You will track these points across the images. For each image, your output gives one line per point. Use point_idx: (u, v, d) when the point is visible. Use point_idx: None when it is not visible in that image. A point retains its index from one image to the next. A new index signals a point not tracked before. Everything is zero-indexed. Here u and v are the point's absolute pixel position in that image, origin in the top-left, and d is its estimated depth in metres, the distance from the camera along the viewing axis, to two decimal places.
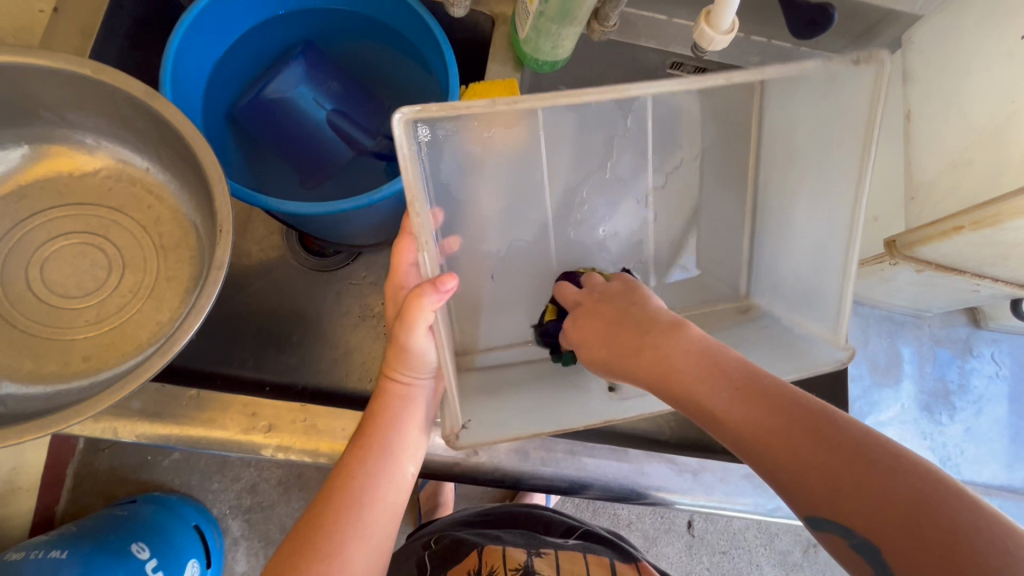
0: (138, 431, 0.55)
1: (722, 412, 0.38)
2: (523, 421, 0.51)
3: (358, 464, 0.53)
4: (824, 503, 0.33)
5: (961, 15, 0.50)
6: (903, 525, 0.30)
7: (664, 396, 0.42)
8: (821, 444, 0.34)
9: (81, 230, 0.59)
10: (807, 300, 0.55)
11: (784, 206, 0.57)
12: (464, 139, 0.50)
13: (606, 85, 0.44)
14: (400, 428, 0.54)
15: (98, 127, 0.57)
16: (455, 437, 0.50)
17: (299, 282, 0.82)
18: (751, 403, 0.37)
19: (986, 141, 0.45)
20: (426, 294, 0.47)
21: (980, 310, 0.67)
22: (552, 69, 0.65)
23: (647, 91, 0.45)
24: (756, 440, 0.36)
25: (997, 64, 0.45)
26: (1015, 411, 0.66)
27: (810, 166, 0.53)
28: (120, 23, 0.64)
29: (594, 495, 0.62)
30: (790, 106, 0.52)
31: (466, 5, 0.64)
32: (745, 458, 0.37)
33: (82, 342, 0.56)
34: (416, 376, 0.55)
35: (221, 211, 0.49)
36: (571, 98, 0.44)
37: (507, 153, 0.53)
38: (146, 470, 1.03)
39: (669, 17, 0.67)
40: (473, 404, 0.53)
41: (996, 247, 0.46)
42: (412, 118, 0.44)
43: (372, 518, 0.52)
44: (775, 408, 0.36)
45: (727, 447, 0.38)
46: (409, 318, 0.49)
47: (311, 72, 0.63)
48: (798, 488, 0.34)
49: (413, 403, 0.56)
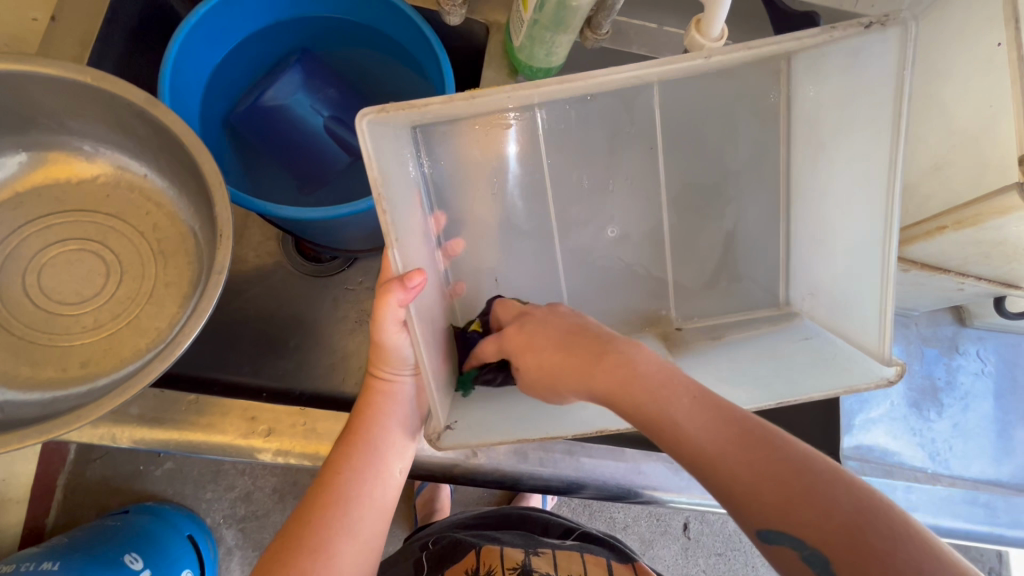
0: (137, 436, 0.55)
1: (674, 417, 0.38)
2: (519, 425, 0.52)
3: (344, 461, 0.53)
4: (772, 510, 0.33)
5: (942, 21, 0.52)
6: (849, 529, 0.31)
7: (616, 401, 0.42)
8: (770, 455, 0.35)
9: (78, 237, 0.59)
10: (849, 310, 0.50)
11: (817, 181, 0.52)
12: (461, 143, 0.55)
13: (565, 78, 0.42)
14: (384, 424, 0.55)
15: (96, 133, 0.58)
16: (437, 437, 0.49)
17: (295, 288, 0.83)
18: (709, 411, 0.38)
19: (965, 145, 0.47)
20: (394, 290, 0.46)
21: (965, 309, 0.69)
22: (547, 75, 0.66)
23: (614, 77, 0.43)
24: (712, 452, 0.36)
25: (976, 68, 0.47)
26: (1001, 407, 0.67)
27: (840, 153, 0.49)
28: (117, 32, 0.65)
29: (588, 494, 0.63)
30: (819, 84, 0.49)
31: (462, 13, 0.65)
32: (697, 474, 0.37)
33: (80, 348, 0.56)
34: (394, 373, 0.56)
35: (221, 216, 0.49)
36: (530, 90, 0.45)
37: (501, 157, 0.56)
38: (139, 480, 1.02)
39: (659, 25, 0.69)
40: (472, 409, 0.54)
41: (977, 246, 0.48)
42: (376, 119, 0.43)
43: (361, 512, 0.52)
44: (729, 421, 0.37)
45: (682, 460, 0.37)
46: (382, 310, 0.48)
47: (308, 79, 0.65)
48: (745, 499, 0.34)
49: (397, 400, 0.56)
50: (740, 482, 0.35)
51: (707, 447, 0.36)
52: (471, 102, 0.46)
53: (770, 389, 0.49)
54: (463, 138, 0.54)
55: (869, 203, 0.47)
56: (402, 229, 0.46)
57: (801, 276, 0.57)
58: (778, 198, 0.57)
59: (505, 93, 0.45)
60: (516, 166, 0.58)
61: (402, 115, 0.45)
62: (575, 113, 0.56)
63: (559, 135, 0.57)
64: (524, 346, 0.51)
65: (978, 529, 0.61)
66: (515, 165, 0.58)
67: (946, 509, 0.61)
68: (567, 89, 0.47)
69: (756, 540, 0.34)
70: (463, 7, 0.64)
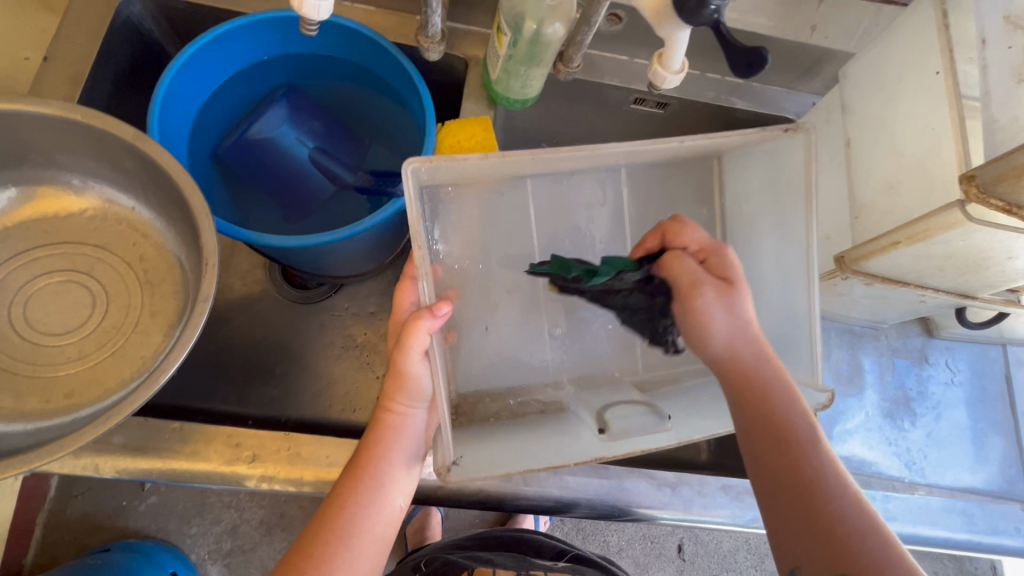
0: (119, 466, 0.54)
1: (818, 472, 0.49)
2: (521, 457, 0.54)
3: (350, 494, 0.53)
4: (859, 569, 0.44)
5: (886, 54, 0.56)
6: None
7: (768, 427, 0.51)
8: (869, 529, 0.46)
9: (65, 269, 0.60)
10: (788, 350, 0.59)
11: (752, 248, 0.62)
12: (465, 206, 0.58)
13: (580, 146, 0.50)
14: (391, 459, 0.54)
15: (85, 168, 0.59)
16: (444, 472, 0.50)
17: (281, 315, 0.84)
18: (846, 483, 0.48)
19: (913, 167, 0.50)
20: (422, 318, 0.49)
21: (932, 320, 0.72)
22: (522, 106, 0.69)
23: (617, 149, 0.51)
24: (829, 503, 0.47)
25: (920, 96, 0.50)
26: (971, 415, 0.69)
27: (775, 221, 0.58)
28: (106, 71, 0.67)
29: (581, 514, 0.63)
30: (745, 174, 0.59)
31: (441, 50, 0.67)
32: (806, 511, 0.47)
33: (65, 378, 0.56)
34: (409, 405, 0.56)
35: (207, 246, 0.51)
36: (551, 155, 0.51)
37: (501, 214, 0.61)
38: (121, 517, 1.00)
39: (630, 57, 0.73)
40: (465, 440, 0.55)
41: (931, 259, 0.50)
42: (420, 167, 0.50)
43: (362, 547, 0.53)
44: (850, 493, 0.48)
45: (799, 496, 0.48)
46: (406, 345, 0.50)
47: (294, 113, 0.67)
48: (836, 551, 0.45)
49: (405, 433, 0.56)
50: (850, 539, 0.45)
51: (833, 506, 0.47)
52: (502, 163, 0.52)
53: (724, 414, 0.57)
54: (467, 205, 0.58)
55: (794, 260, 0.57)
56: (427, 265, 0.51)
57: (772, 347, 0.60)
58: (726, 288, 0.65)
59: (530, 156, 0.51)
60: (512, 221, 0.62)
61: (448, 168, 0.51)
62: (557, 187, 0.61)
63: (540, 197, 0.61)
64: (732, 279, 0.55)
65: (958, 537, 0.62)
66: (512, 222, 0.62)
67: (923, 518, 0.62)
68: (567, 157, 0.53)
69: None
70: (441, 43, 0.66)
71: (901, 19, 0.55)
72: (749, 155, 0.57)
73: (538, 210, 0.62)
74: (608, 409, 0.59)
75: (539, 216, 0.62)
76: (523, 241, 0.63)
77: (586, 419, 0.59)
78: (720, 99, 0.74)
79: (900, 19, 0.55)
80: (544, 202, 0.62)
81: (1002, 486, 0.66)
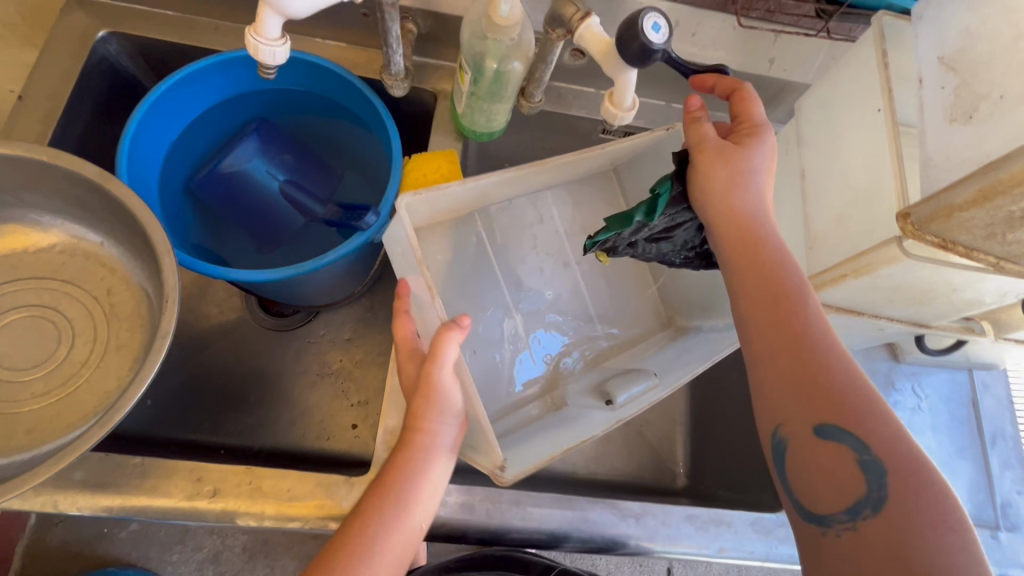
0: (79, 503, 0.54)
1: (804, 324, 0.48)
2: (557, 443, 0.57)
3: (375, 510, 0.50)
4: (838, 416, 0.44)
5: (835, 88, 0.58)
6: (895, 456, 0.42)
7: (756, 284, 0.50)
8: (849, 383, 0.46)
9: (31, 304, 0.60)
10: (710, 308, 0.67)
11: None
12: (433, 248, 0.63)
13: (533, 161, 0.58)
14: (419, 480, 0.51)
15: (53, 205, 0.60)
16: (500, 473, 0.52)
17: (257, 341, 0.84)
18: (834, 338, 0.48)
19: (860, 201, 0.51)
20: (450, 332, 0.50)
21: (897, 345, 0.73)
22: (490, 138, 0.71)
23: (564, 160, 0.60)
24: (810, 356, 0.47)
25: (865, 131, 0.52)
26: (940, 441, 0.69)
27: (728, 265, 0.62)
28: (81, 108, 0.69)
29: (573, 549, 0.62)
30: (641, 176, 0.68)
31: (405, 86, 0.68)
32: (787, 361, 0.47)
33: (27, 415, 0.56)
34: (439, 422, 0.52)
35: (168, 282, 0.52)
36: (515, 173, 0.59)
37: (469, 248, 0.66)
38: (101, 544, 0.99)
39: (596, 89, 0.75)
40: (512, 446, 0.59)
41: (880, 290, 0.51)
42: (412, 202, 0.55)
43: (383, 564, 0.49)
44: (833, 350, 0.47)
45: (780, 345, 0.48)
46: (436, 362, 0.50)
47: (265, 146, 0.68)
48: (820, 403, 0.45)
49: (434, 453, 0.52)
50: (834, 392, 0.45)
51: (817, 356, 0.46)
52: (474, 188, 0.59)
53: (674, 365, 0.66)
54: (439, 241, 0.63)
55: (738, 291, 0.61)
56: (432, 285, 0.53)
57: (702, 309, 0.68)
58: (651, 280, 0.74)
59: (500, 175, 0.58)
60: (477, 258, 0.66)
61: (429, 201, 0.57)
62: (501, 215, 0.68)
63: (491, 231, 0.67)
64: (744, 143, 0.53)
65: None
66: (477, 258, 0.66)
67: None
68: (520, 177, 0.61)
69: (818, 437, 0.44)
70: (405, 80, 0.67)
71: (848, 55, 0.57)
72: (639, 160, 0.67)
73: (493, 244, 0.67)
74: (604, 385, 0.66)
75: (495, 251, 0.68)
76: (490, 275, 0.67)
77: (588, 401, 0.65)
78: None
79: (847, 55, 0.57)
80: (503, 230, 0.68)
81: (973, 513, 0.66)
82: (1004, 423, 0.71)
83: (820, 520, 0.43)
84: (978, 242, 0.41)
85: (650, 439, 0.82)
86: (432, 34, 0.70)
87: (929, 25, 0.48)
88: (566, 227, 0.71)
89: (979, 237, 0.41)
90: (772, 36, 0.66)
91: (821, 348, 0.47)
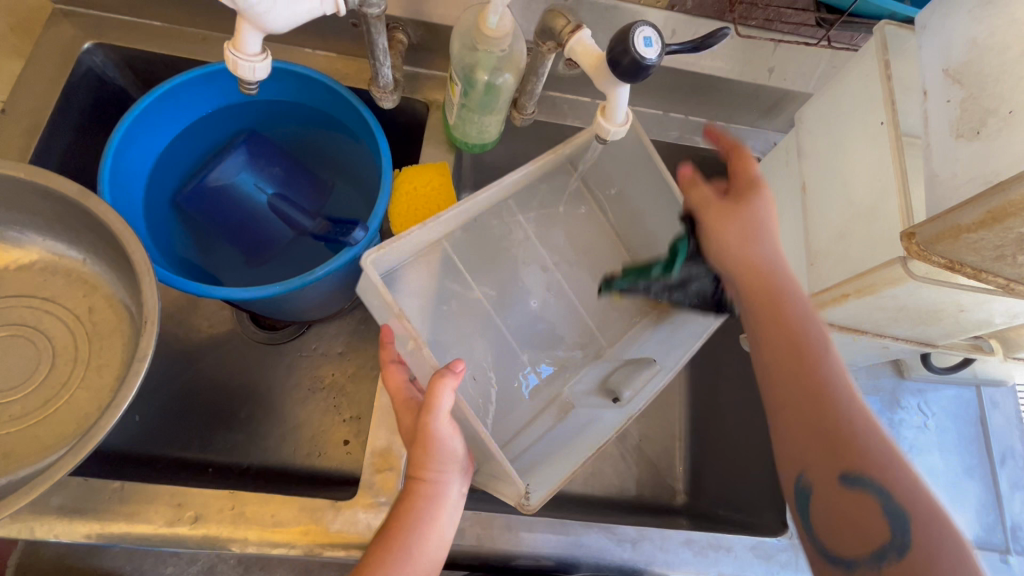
0: (56, 529, 0.53)
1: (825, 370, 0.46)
2: (572, 458, 0.58)
3: (377, 566, 0.47)
4: (864, 462, 0.42)
5: (837, 98, 0.56)
6: (919, 507, 0.40)
7: (774, 328, 0.49)
8: (873, 431, 0.43)
9: (11, 323, 0.59)
10: None
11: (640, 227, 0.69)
12: (408, 279, 0.60)
13: (489, 184, 0.59)
14: (424, 531, 0.49)
15: (33, 222, 0.59)
16: (524, 502, 0.52)
17: (248, 355, 0.83)
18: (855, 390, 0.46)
19: (862, 218, 0.49)
20: (445, 378, 0.48)
21: (902, 361, 0.71)
22: (483, 150, 0.69)
23: (514, 177, 0.61)
24: (832, 400, 0.45)
25: (868, 146, 0.50)
26: (948, 461, 0.67)
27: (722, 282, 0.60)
28: (67, 120, 0.68)
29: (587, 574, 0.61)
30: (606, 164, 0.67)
31: (394, 98, 0.67)
32: (808, 406, 0.45)
33: (4, 438, 0.55)
34: (443, 471, 0.50)
35: (147, 303, 0.50)
36: (471, 201, 0.59)
37: (449, 267, 0.64)
38: None
39: (592, 99, 0.73)
40: (528, 465, 0.59)
41: (884, 310, 0.49)
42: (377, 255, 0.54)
43: None
44: (855, 398, 0.45)
45: (801, 390, 0.46)
46: (432, 411, 0.47)
47: (253, 158, 0.66)
48: (841, 450, 0.43)
49: (440, 503, 0.50)
50: (858, 442, 0.43)
51: (838, 406, 0.45)
52: (444, 220, 0.59)
53: (669, 346, 0.66)
54: (418, 270, 0.61)
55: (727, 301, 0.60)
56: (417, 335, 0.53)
57: None
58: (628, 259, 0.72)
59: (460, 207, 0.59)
60: (452, 277, 0.64)
61: (397, 251, 0.57)
62: (476, 229, 0.65)
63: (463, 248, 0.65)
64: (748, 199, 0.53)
65: None
66: (453, 277, 0.64)
67: None
68: (487, 199, 0.62)
69: (840, 484, 0.42)
70: (395, 92, 0.65)
71: (850, 66, 0.55)
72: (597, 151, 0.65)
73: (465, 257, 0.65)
74: (608, 382, 0.65)
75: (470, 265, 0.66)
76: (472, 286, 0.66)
77: (596, 401, 0.65)
78: (684, 138, 0.74)
79: (849, 66, 0.55)
80: (479, 237, 0.66)
81: (984, 537, 0.64)
82: (1013, 441, 0.69)
83: (839, 561, 0.41)
84: (987, 264, 0.38)
85: (649, 455, 0.80)
86: (424, 45, 0.69)
87: (934, 37, 0.46)
88: (545, 231, 0.70)
89: (988, 259, 0.38)
90: (771, 46, 0.64)
91: (844, 396, 0.45)
